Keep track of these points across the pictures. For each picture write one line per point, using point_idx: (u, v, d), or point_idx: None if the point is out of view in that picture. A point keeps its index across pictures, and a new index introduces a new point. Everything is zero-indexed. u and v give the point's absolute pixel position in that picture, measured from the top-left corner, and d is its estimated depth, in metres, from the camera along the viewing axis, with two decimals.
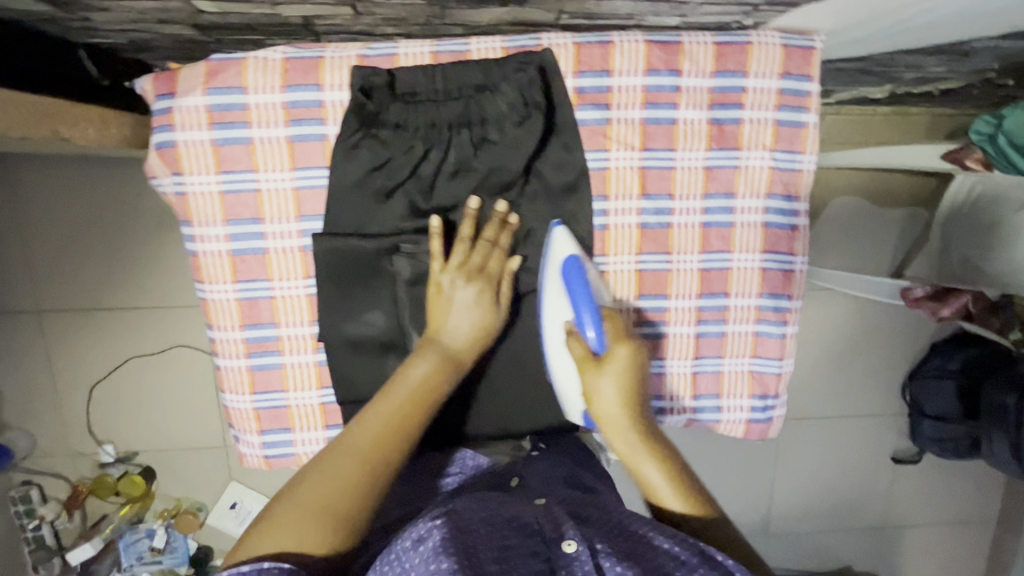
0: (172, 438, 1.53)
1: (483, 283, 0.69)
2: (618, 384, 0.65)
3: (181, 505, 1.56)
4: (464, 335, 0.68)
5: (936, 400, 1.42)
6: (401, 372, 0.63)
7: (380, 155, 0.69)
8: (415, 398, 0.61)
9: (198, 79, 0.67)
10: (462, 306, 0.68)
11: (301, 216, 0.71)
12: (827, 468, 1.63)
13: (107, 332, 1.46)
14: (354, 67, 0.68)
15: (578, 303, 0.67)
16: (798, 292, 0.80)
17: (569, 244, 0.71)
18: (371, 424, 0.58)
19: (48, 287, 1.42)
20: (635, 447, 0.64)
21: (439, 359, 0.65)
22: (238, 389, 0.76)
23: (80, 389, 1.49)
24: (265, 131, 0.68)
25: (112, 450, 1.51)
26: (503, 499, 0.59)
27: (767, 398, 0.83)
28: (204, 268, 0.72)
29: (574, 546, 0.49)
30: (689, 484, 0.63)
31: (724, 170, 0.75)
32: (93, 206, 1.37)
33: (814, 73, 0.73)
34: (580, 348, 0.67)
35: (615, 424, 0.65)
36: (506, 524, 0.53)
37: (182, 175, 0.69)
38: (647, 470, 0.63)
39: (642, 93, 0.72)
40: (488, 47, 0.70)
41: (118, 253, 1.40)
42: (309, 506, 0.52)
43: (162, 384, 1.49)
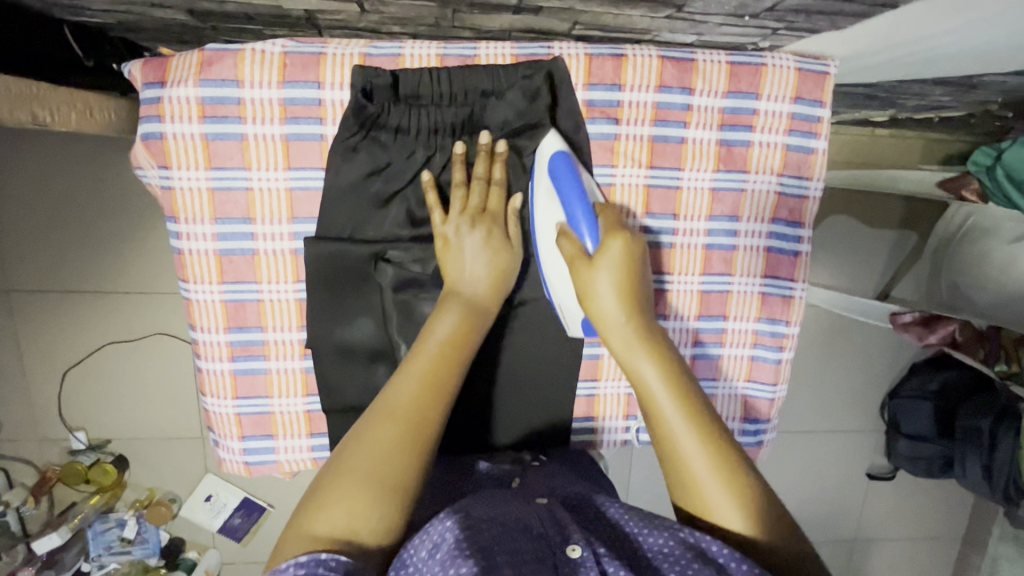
0: (146, 428, 1.49)
1: (488, 223, 0.66)
2: (614, 277, 0.62)
3: (154, 495, 1.52)
4: (484, 280, 0.65)
5: (913, 419, 1.43)
6: (428, 328, 0.59)
7: (379, 159, 0.67)
8: (450, 348, 0.58)
9: (190, 70, 0.64)
10: (473, 251, 0.65)
11: (293, 217, 0.68)
12: (804, 482, 1.65)
13: (83, 316, 1.41)
14: (356, 66, 0.65)
15: (570, 200, 0.65)
16: (796, 318, 0.80)
17: (557, 141, 0.67)
18: (404, 385, 0.55)
19: (21, 266, 1.36)
20: (629, 343, 0.60)
21: (464, 310, 0.62)
22: (219, 393, 0.74)
23: (52, 373, 1.44)
24: (260, 127, 0.65)
25: (83, 437, 1.47)
26: (504, 499, 0.56)
27: (758, 422, 0.83)
28: (189, 267, 0.69)
29: (578, 551, 0.47)
30: (691, 397, 0.57)
31: (730, 193, 0.74)
32: (72, 185, 1.32)
33: (827, 99, 0.72)
34: (573, 247, 0.64)
35: (613, 322, 0.61)
36: (517, 526, 0.49)
37: (169, 169, 0.66)
38: (639, 367, 0.59)
39: (652, 110, 0.71)
40: (497, 53, 0.67)
41: (97, 236, 1.35)
42: (356, 476, 0.48)
43: (139, 372, 1.45)
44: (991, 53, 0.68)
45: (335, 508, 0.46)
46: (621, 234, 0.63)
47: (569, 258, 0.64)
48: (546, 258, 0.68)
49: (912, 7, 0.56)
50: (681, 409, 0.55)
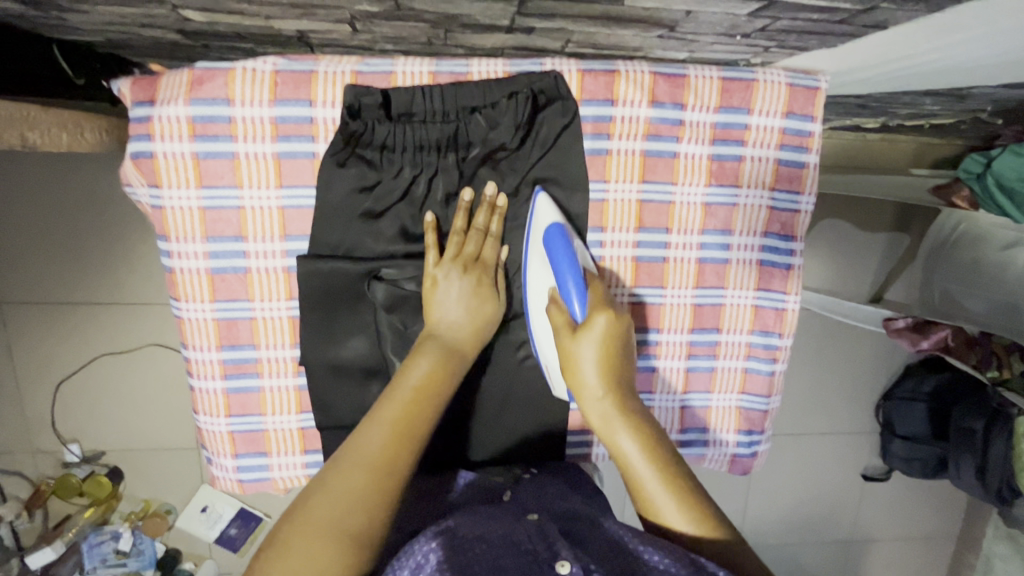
0: (141, 439, 1.48)
1: (478, 272, 0.67)
2: (596, 350, 0.60)
3: (149, 507, 1.51)
4: (463, 329, 0.66)
5: (908, 420, 1.45)
6: (401, 374, 0.59)
7: (368, 176, 0.66)
8: (424, 396, 0.57)
9: (181, 88, 0.63)
10: (459, 297, 0.66)
11: (286, 235, 0.68)
12: (799, 484, 1.66)
13: (75, 327, 1.40)
14: (347, 84, 0.64)
15: (561, 269, 0.64)
16: (790, 331, 0.80)
17: (552, 212, 0.68)
18: (376, 433, 0.53)
19: (12, 278, 1.35)
20: (610, 417, 0.59)
21: (441, 356, 0.62)
22: (212, 411, 0.73)
23: (45, 386, 1.43)
24: (251, 146, 0.65)
25: (78, 450, 1.46)
26: (493, 513, 0.57)
27: (753, 434, 0.84)
28: (180, 285, 0.68)
29: (567, 567, 0.45)
30: (674, 472, 0.57)
31: (722, 207, 0.74)
32: (65, 197, 1.31)
33: (818, 114, 0.72)
34: (560, 317, 0.63)
35: (593, 398, 0.60)
36: (505, 542, 0.49)
37: (160, 188, 0.65)
38: (620, 439, 0.58)
39: (645, 125, 0.70)
40: (490, 70, 0.66)
41: (89, 248, 1.34)
42: (323, 529, 0.46)
43: (133, 384, 1.44)
44: (980, 68, 0.69)
45: (297, 560, 0.44)
46: (608, 308, 0.61)
47: (555, 329, 0.64)
48: (536, 320, 0.70)
49: (900, 28, 0.56)
50: (663, 483, 0.56)
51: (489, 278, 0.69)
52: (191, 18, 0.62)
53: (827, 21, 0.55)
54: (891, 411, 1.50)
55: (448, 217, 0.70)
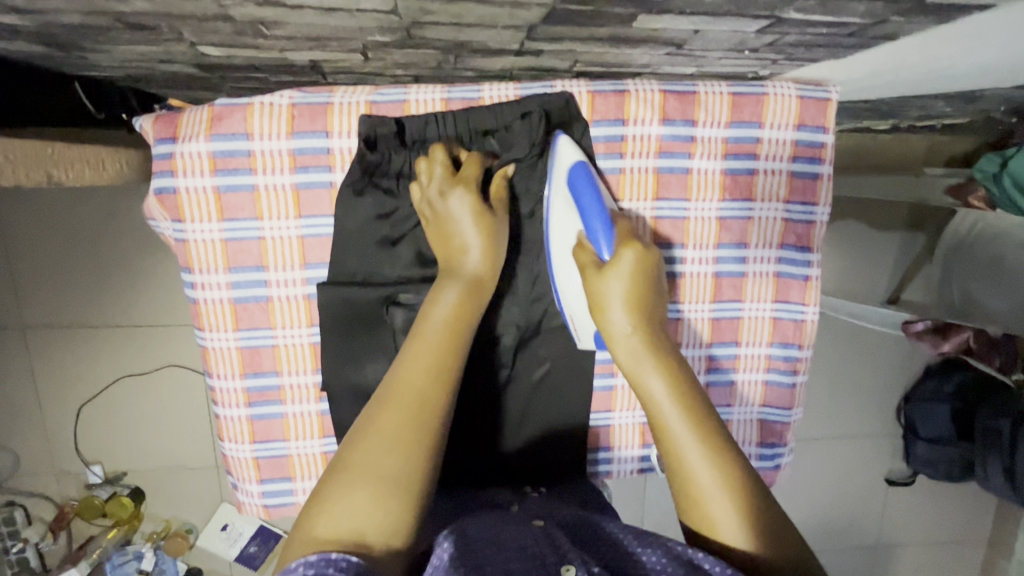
0: (161, 459, 1.54)
1: (461, 184, 0.63)
2: (626, 286, 0.60)
3: (170, 527, 1.55)
4: (477, 247, 0.63)
5: (931, 422, 1.44)
6: (427, 309, 0.58)
7: (385, 205, 0.67)
8: (448, 332, 0.57)
9: (201, 125, 0.64)
10: (460, 213, 0.62)
11: (305, 264, 0.69)
12: (821, 490, 1.65)
13: (96, 353, 1.45)
14: (362, 115, 0.65)
15: (588, 211, 0.63)
16: (809, 342, 0.79)
17: (573, 149, 0.67)
18: (411, 372, 0.53)
19: (34, 306, 1.41)
20: (638, 354, 0.58)
21: (464, 286, 0.61)
22: (237, 438, 0.74)
23: (67, 409, 1.48)
24: (270, 178, 0.66)
25: (99, 471, 1.51)
26: (500, 521, 0.56)
27: (776, 446, 0.83)
28: (205, 316, 0.69)
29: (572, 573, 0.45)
30: (699, 413, 0.56)
31: (737, 221, 0.74)
32: (83, 227, 1.35)
33: (830, 125, 0.72)
34: (587, 256, 0.63)
35: (621, 338, 0.59)
36: (515, 548, 0.48)
37: (183, 222, 0.67)
38: (647, 379, 0.57)
39: (656, 142, 0.70)
40: (501, 94, 0.67)
41: (104, 275, 1.39)
42: (370, 476, 0.47)
43: (151, 405, 1.49)
44: (996, 72, 0.68)
45: (340, 511, 0.45)
46: (634, 244, 0.61)
47: (581, 267, 0.63)
48: (557, 265, 0.68)
49: (910, 38, 0.56)
50: (688, 423, 0.55)
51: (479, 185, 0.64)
52: (208, 54, 0.63)
53: (837, 35, 0.55)
54: (914, 413, 1.48)
55: None
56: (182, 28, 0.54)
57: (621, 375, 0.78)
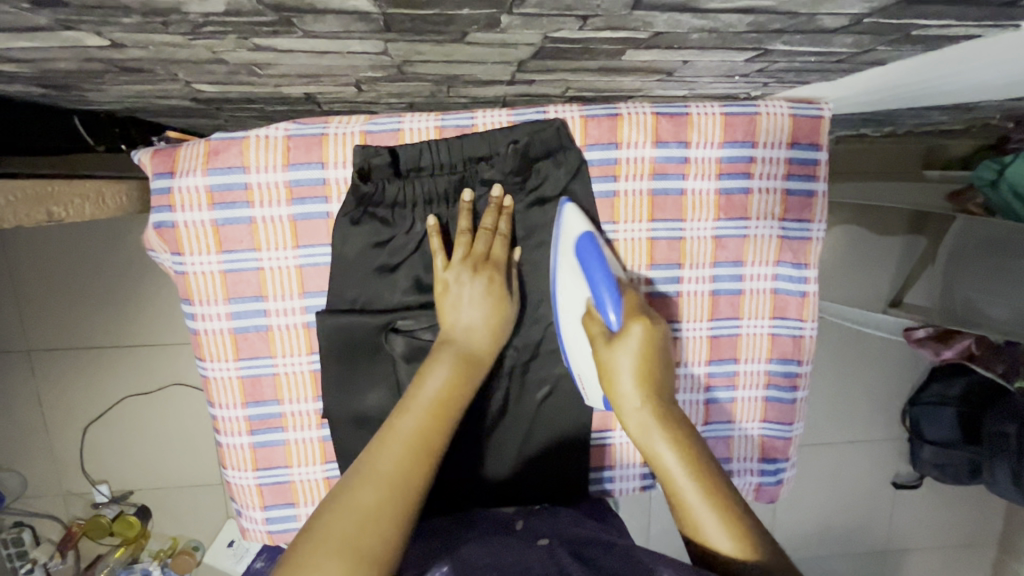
0: (165, 475, 1.67)
1: (489, 271, 0.66)
2: (636, 359, 0.61)
3: (176, 544, 1.69)
4: (479, 328, 0.65)
5: (936, 426, 1.44)
6: (417, 385, 0.60)
7: (381, 233, 0.67)
8: (436, 409, 0.59)
9: (199, 160, 0.65)
10: (472, 299, 0.65)
11: (304, 292, 0.70)
12: (824, 496, 1.65)
13: (101, 378, 1.57)
14: (357, 145, 0.66)
15: (596, 282, 0.63)
16: (808, 357, 0.79)
17: (580, 219, 0.67)
18: (384, 453, 0.54)
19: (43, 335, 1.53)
20: (648, 427, 0.60)
21: (457, 362, 0.62)
22: (240, 466, 0.75)
23: (73, 430, 1.61)
24: (268, 210, 0.67)
25: (106, 490, 1.64)
26: (506, 544, 0.57)
27: (777, 461, 0.83)
28: (206, 346, 0.70)
29: None
30: (711, 482, 0.58)
31: (733, 239, 0.74)
32: (84, 261, 1.46)
33: (822, 142, 0.73)
34: (596, 326, 0.64)
35: (635, 410, 0.60)
36: (515, 570, 0.50)
37: (182, 255, 0.67)
38: (658, 449, 0.59)
39: (650, 164, 0.71)
40: (494, 121, 0.68)
41: (104, 303, 1.51)
42: (340, 546, 0.46)
43: (154, 421, 1.62)
44: (992, 86, 0.68)
45: None
46: (644, 317, 0.62)
47: (590, 338, 0.64)
48: (567, 331, 0.68)
49: (901, 62, 0.56)
50: (702, 494, 0.57)
51: (501, 275, 0.67)
52: (203, 90, 0.64)
53: (827, 61, 0.55)
54: (920, 416, 1.48)
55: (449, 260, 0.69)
56: (177, 71, 0.54)
57: None
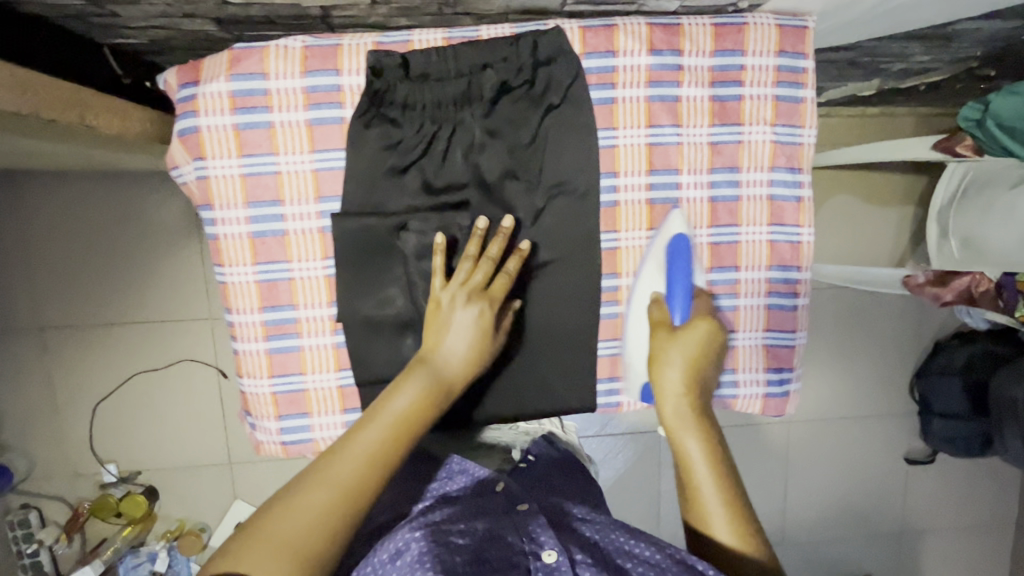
0: (172, 456, 1.69)
1: (483, 304, 0.69)
2: (689, 353, 0.68)
3: (183, 526, 1.70)
4: (458, 358, 0.67)
5: (943, 398, 1.45)
6: (384, 399, 0.61)
7: (392, 134, 0.71)
8: (402, 423, 0.60)
9: (222, 67, 0.69)
10: (461, 326, 0.67)
11: (320, 196, 0.73)
12: (835, 469, 1.64)
13: (113, 355, 1.62)
14: (369, 51, 0.70)
15: (675, 280, 0.74)
16: (807, 263, 0.82)
17: (679, 226, 0.78)
18: (347, 458, 0.56)
19: (57, 311, 1.58)
20: (684, 419, 0.66)
21: (427, 386, 0.63)
22: (255, 373, 0.77)
23: (82, 407, 1.64)
24: (286, 115, 0.70)
25: (114, 470, 1.66)
26: (485, 506, 0.68)
27: (782, 372, 0.85)
28: (225, 251, 0.73)
29: (553, 556, 0.57)
30: (729, 483, 0.63)
31: (728, 145, 0.78)
32: (108, 236, 1.56)
33: (808, 51, 0.77)
34: (660, 314, 0.73)
35: (672, 394, 0.67)
36: (490, 537, 0.60)
37: (205, 159, 0.71)
38: (688, 443, 0.64)
39: (646, 72, 0.75)
40: (498, 32, 0.72)
41: (123, 275, 1.58)
42: (278, 546, 0.50)
43: (166, 397, 1.66)
44: None
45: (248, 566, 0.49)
46: (709, 320, 0.70)
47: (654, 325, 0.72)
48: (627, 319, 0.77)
49: None
50: (722, 496, 0.62)
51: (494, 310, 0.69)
52: (227, 2, 0.69)
53: None
54: (927, 390, 1.50)
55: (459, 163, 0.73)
56: None
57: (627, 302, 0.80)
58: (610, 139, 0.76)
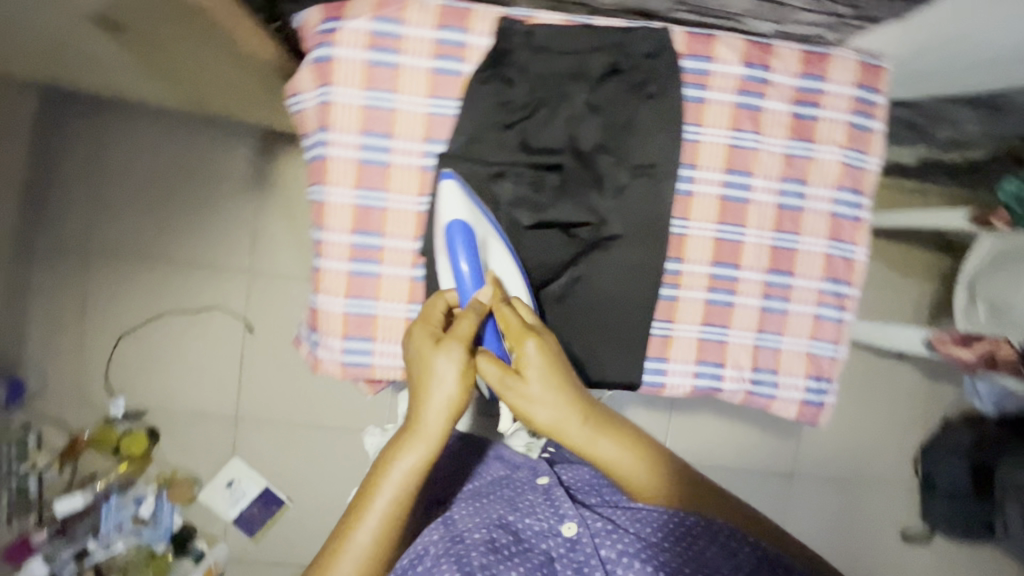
0: (181, 400, 1.63)
1: (454, 355, 0.66)
2: (545, 382, 0.67)
3: (175, 474, 1.62)
4: (448, 405, 0.66)
5: (947, 475, 1.51)
6: (393, 458, 0.68)
7: (504, 93, 0.78)
8: (412, 477, 0.67)
9: (365, 9, 0.77)
10: (445, 378, 0.66)
11: (427, 138, 0.79)
12: (839, 527, 1.62)
13: (151, 289, 1.62)
14: (497, 18, 0.78)
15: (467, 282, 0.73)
16: (857, 281, 0.87)
17: (460, 204, 0.75)
18: (374, 514, 0.67)
19: (108, 236, 1.60)
20: (588, 434, 0.69)
21: (423, 443, 0.67)
22: (332, 290, 0.81)
23: (106, 337, 1.62)
24: (413, 60, 0.78)
25: (121, 404, 1.59)
26: (508, 488, 0.78)
27: (821, 381, 0.89)
28: (332, 171, 0.79)
29: (571, 528, 0.69)
30: (653, 454, 0.74)
31: (800, 159, 0.85)
32: (174, 172, 1.60)
33: (882, 88, 0.85)
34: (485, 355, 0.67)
35: (561, 425, 0.68)
36: (502, 525, 0.71)
37: (332, 86, 0.78)
38: (604, 450, 0.70)
39: (736, 81, 0.82)
40: (611, 23, 0.81)
41: (179, 213, 1.61)
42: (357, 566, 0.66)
43: (187, 341, 1.63)
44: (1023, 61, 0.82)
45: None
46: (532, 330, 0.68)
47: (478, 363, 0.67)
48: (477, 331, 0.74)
49: None
50: (652, 474, 0.72)
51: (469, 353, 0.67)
52: None
53: None
54: (931, 465, 1.56)
55: (555, 131, 0.79)
56: None
57: (686, 287, 0.85)
58: (695, 134, 0.83)
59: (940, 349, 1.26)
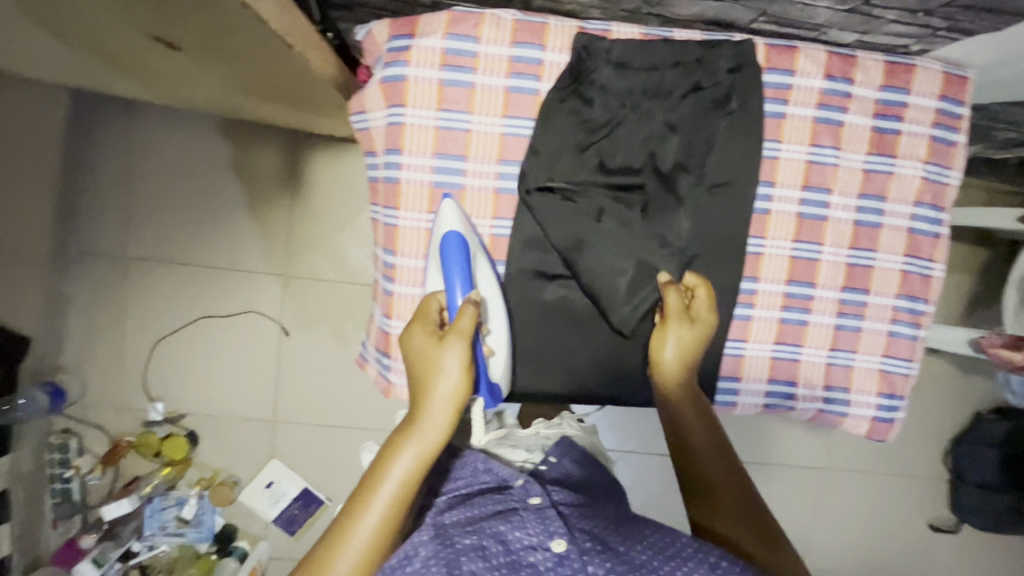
0: (220, 404, 1.58)
1: (455, 343, 0.67)
2: (680, 345, 0.74)
3: (217, 477, 1.58)
4: (448, 395, 0.66)
5: (979, 468, 1.46)
6: (390, 454, 0.63)
7: (583, 113, 0.76)
8: (410, 474, 0.62)
9: (439, 25, 0.74)
10: (449, 370, 0.66)
11: (501, 159, 0.78)
12: (889, 527, 1.59)
13: (186, 291, 1.55)
14: (575, 33, 0.75)
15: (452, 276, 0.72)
16: (933, 297, 0.86)
17: (453, 218, 0.75)
18: (370, 514, 0.60)
19: (140, 237, 1.54)
20: (684, 394, 0.74)
21: (421, 435, 0.64)
22: (406, 316, 0.80)
23: (143, 344, 1.56)
24: (488, 78, 0.75)
25: (161, 409, 1.55)
26: (496, 500, 0.66)
27: (893, 398, 0.87)
28: (405, 195, 0.77)
29: (562, 545, 0.56)
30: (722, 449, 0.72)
31: (880, 174, 0.82)
32: (206, 170, 1.53)
33: (967, 100, 0.82)
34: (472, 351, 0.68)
35: (672, 380, 0.74)
36: (491, 535, 0.58)
37: (404, 107, 0.75)
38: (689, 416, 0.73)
39: (818, 94, 0.80)
40: (690, 37, 0.78)
41: (210, 212, 1.54)
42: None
43: (222, 346, 1.57)
44: None
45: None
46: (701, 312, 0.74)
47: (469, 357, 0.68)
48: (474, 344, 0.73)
49: None
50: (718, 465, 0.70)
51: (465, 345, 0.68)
52: None
53: None
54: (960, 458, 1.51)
55: (634, 150, 0.77)
56: None
57: (760, 307, 0.84)
58: (774, 150, 0.81)
59: (989, 352, 1.20)
